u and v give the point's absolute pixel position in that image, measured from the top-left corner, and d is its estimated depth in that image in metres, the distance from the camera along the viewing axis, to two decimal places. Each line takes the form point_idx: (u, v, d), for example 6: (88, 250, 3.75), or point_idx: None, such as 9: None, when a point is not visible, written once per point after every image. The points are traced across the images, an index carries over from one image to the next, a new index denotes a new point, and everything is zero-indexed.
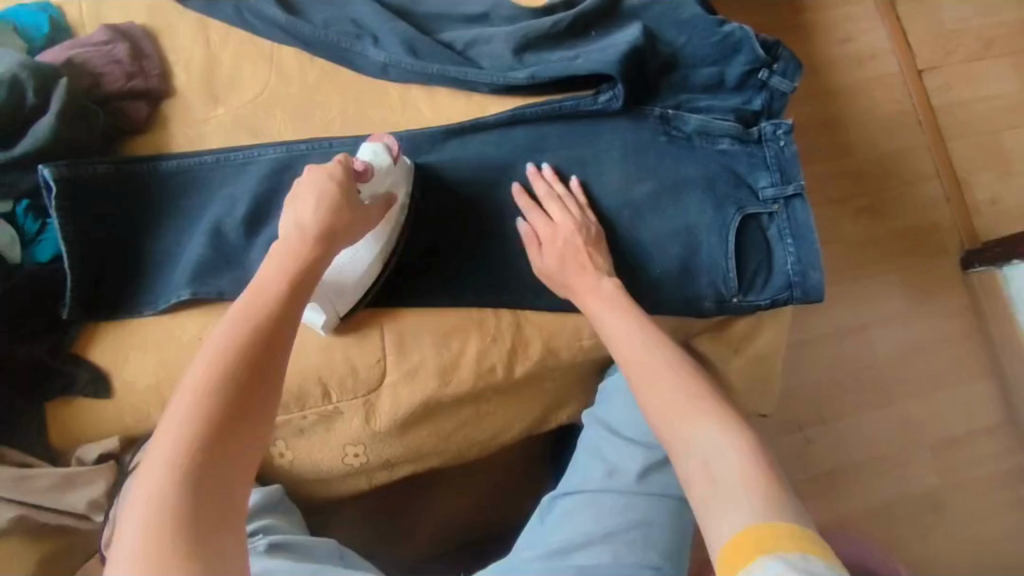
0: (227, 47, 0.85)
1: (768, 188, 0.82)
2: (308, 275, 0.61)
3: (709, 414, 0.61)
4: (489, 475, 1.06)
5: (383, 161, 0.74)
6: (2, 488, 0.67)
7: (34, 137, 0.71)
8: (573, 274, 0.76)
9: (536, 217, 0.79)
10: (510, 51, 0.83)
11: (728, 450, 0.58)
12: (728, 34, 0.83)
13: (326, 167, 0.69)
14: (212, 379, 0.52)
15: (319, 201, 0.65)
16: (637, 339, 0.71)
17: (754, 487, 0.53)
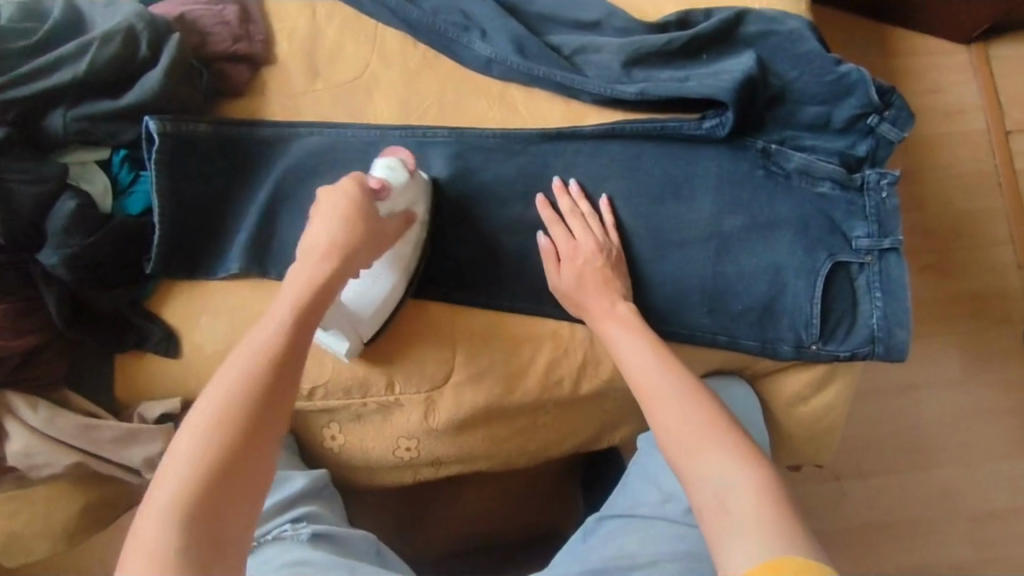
0: (331, 22, 0.85)
1: (864, 238, 0.79)
2: (321, 299, 0.61)
3: (724, 447, 0.60)
4: (517, 482, 1.05)
5: (399, 177, 0.72)
6: (68, 435, 0.68)
7: (142, 90, 0.70)
8: (589, 291, 0.74)
9: (557, 231, 0.77)
10: (620, 64, 0.81)
11: (737, 480, 0.57)
12: (843, 75, 0.80)
13: (340, 185, 0.68)
14: (222, 410, 0.52)
15: (334, 217, 0.65)
16: (648, 364, 0.68)
17: (765, 522, 0.53)
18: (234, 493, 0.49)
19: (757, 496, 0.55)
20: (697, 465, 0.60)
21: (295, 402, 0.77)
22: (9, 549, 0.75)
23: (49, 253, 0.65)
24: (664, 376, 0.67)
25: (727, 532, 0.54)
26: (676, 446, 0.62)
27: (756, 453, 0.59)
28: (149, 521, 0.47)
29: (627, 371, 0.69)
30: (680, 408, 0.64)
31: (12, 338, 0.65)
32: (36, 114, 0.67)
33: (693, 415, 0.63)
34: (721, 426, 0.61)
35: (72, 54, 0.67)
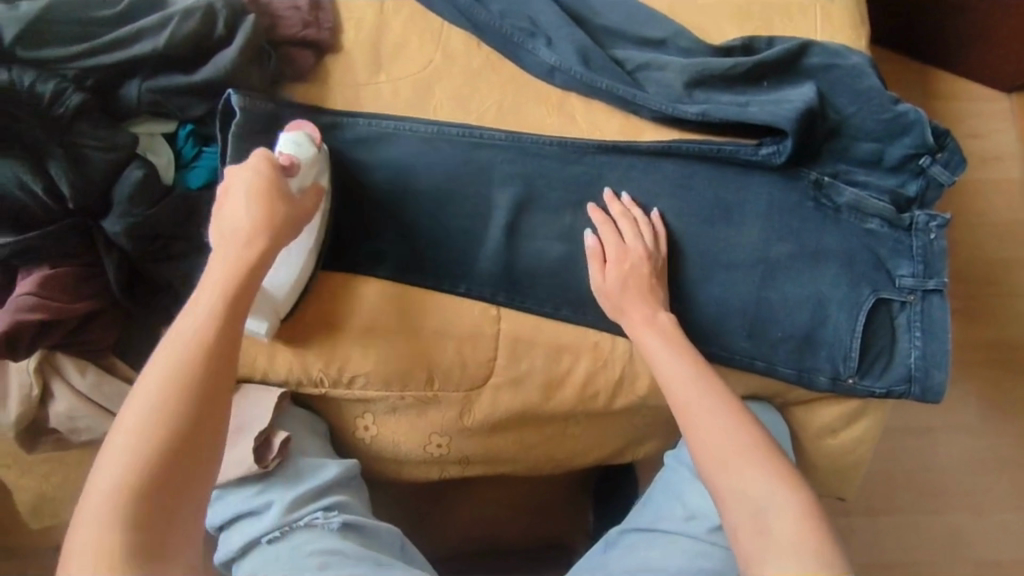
0: (398, 17, 0.85)
1: (908, 277, 0.80)
2: (248, 287, 0.59)
3: (763, 467, 0.61)
4: (530, 489, 1.05)
5: (306, 151, 0.70)
6: (113, 402, 0.69)
7: (215, 67, 0.70)
8: (632, 295, 0.74)
9: (609, 233, 0.78)
10: (682, 83, 0.82)
11: (780, 503, 0.58)
12: (901, 114, 0.81)
13: (250, 162, 0.65)
14: (155, 407, 0.53)
15: (249, 196, 0.62)
16: (686, 379, 0.68)
17: (808, 550, 0.56)
18: (172, 489, 0.51)
19: (800, 521, 0.57)
20: (738, 480, 0.61)
21: (333, 389, 0.77)
22: (40, 511, 0.81)
23: (113, 222, 0.66)
24: (704, 392, 0.66)
25: (767, 555, 0.57)
26: (715, 462, 0.63)
27: (797, 476, 0.61)
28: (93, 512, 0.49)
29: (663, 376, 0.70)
30: (721, 424, 0.64)
31: (69, 300, 0.65)
32: (112, 82, 0.68)
33: (731, 430, 0.64)
34: (761, 445, 0.62)
35: (153, 26, 0.68)
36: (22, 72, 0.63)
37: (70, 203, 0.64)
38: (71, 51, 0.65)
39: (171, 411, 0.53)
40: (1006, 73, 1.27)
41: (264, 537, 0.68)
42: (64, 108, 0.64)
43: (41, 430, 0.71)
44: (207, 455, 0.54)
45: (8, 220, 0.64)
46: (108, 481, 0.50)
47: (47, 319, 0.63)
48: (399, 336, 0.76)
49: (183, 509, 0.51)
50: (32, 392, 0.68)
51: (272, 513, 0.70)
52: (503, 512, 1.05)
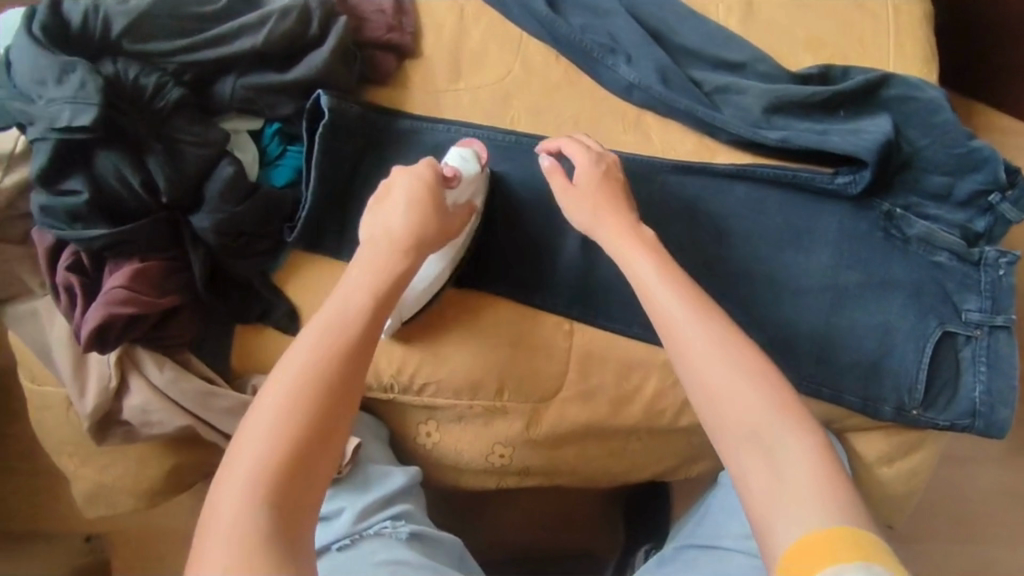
0: (478, 24, 0.85)
1: (975, 312, 0.80)
2: (391, 293, 0.60)
3: (773, 403, 0.53)
4: (565, 502, 1.05)
5: (470, 170, 0.72)
6: (186, 399, 0.68)
7: (308, 67, 0.70)
8: (608, 205, 0.70)
9: (573, 146, 0.74)
10: (761, 108, 0.82)
11: (795, 442, 0.52)
12: (974, 149, 0.81)
13: (415, 166, 0.68)
14: (297, 399, 0.51)
15: (408, 207, 0.65)
16: (678, 304, 0.60)
17: (828, 492, 0.48)
18: (306, 481, 0.49)
19: (819, 463, 0.50)
20: (746, 420, 0.53)
21: (402, 395, 0.77)
22: (96, 500, 0.80)
23: (202, 217, 0.65)
24: (699, 324, 0.58)
25: (776, 503, 0.49)
26: (718, 402, 0.54)
27: (805, 415, 0.54)
28: (228, 505, 0.46)
29: (654, 305, 0.61)
30: (721, 360, 0.56)
31: (157, 295, 0.64)
32: (208, 78, 0.68)
33: (738, 360, 0.56)
34: (776, 382, 0.55)
35: (252, 24, 0.67)
36: (127, 64, 0.63)
37: (164, 197, 0.63)
38: (173, 46, 0.65)
39: (313, 405, 0.51)
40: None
41: (332, 544, 0.67)
42: (164, 101, 0.64)
43: (111, 422, 0.71)
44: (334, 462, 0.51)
45: (101, 212, 0.62)
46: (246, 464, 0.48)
47: (137, 313, 0.63)
48: (473, 346, 0.76)
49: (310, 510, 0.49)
50: (110, 384, 0.68)
51: (342, 520, 0.69)
52: (531, 518, 1.05)
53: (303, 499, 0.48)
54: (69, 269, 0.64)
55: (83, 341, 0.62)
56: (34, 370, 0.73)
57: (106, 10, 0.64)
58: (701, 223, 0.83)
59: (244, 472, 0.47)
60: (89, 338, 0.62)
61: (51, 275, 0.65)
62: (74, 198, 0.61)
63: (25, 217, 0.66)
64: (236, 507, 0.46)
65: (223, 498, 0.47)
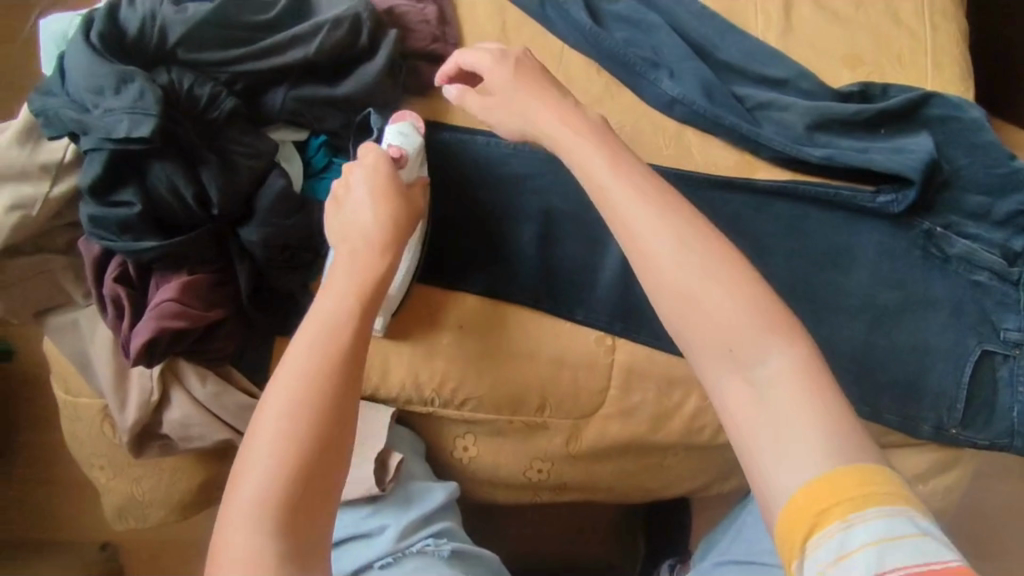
0: (521, 37, 0.85)
1: (1015, 331, 0.80)
2: (380, 287, 0.59)
3: (764, 332, 0.50)
4: (586, 514, 1.05)
5: (413, 140, 0.69)
6: (228, 413, 0.68)
7: (360, 80, 0.69)
8: (538, 98, 0.67)
9: (469, 59, 0.72)
10: (803, 125, 0.82)
11: (780, 356, 0.50)
12: (1016, 170, 0.81)
13: (363, 156, 0.64)
14: (292, 414, 0.51)
15: (375, 199, 0.62)
16: (657, 231, 0.54)
17: (821, 417, 0.47)
18: (314, 496, 0.50)
19: (805, 378, 0.49)
20: (739, 357, 0.50)
21: (443, 409, 0.76)
22: (125, 513, 0.78)
23: (251, 230, 0.65)
24: (686, 254, 0.53)
25: (764, 434, 0.48)
26: (710, 345, 0.51)
27: (795, 329, 0.51)
28: (239, 529, 0.48)
29: (631, 235, 0.56)
30: (713, 296, 0.52)
31: (205, 309, 0.63)
32: (259, 88, 0.67)
33: (728, 296, 0.52)
34: (762, 302, 0.52)
35: (306, 34, 0.67)
36: (181, 74, 0.62)
37: (215, 209, 0.62)
38: (227, 56, 0.64)
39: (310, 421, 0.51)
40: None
41: (376, 562, 0.65)
42: (218, 111, 0.63)
43: (149, 435, 0.69)
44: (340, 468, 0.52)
45: (152, 223, 0.61)
46: (253, 487, 0.49)
47: (186, 327, 0.62)
48: (516, 360, 0.75)
49: (323, 519, 0.50)
50: (151, 398, 0.66)
51: (386, 537, 0.67)
52: (551, 529, 1.04)
53: (315, 511, 0.50)
54: (116, 280, 0.63)
55: (132, 355, 0.61)
56: (69, 382, 0.71)
57: (164, 18, 0.63)
58: (741, 239, 0.83)
59: (250, 493, 0.49)
60: (138, 352, 0.60)
61: (98, 286, 0.64)
62: (126, 209, 0.60)
63: (72, 226, 0.66)
64: (248, 533, 0.48)
65: (233, 523, 0.48)
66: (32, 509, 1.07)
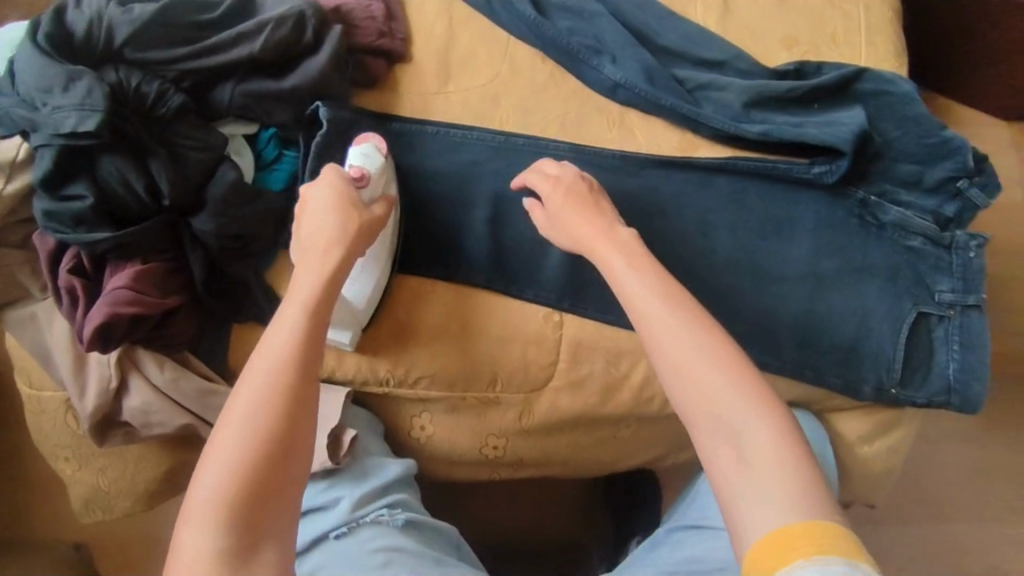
0: (467, 30, 0.87)
1: (948, 292, 0.84)
2: (331, 286, 0.61)
3: (737, 386, 0.55)
4: (551, 494, 1.07)
5: (375, 162, 0.72)
6: (187, 398, 0.70)
7: (305, 74, 0.72)
8: (580, 220, 0.71)
9: (535, 177, 0.76)
10: (741, 103, 0.85)
11: (757, 430, 0.53)
12: (946, 139, 0.84)
13: (325, 176, 0.69)
14: (248, 424, 0.53)
15: (329, 211, 0.66)
16: (638, 281, 0.63)
17: (790, 477, 0.51)
18: (265, 502, 0.51)
19: (778, 445, 0.53)
20: (722, 419, 0.55)
21: (398, 389, 0.79)
22: (92, 504, 0.81)
23: (204, 219, 0.67)
24: (685, 333, 0.58)
25: (740, 484, 0.52)
26: (698, 408, 0.55)
27: (774, 404, 0.55)
28: (190, 532, 0.49)
29: (638, 315, 0.61)
30: (705, 373, 0.56)
31: (160, 296, 0.66)
32: (206, 85, 0.70)
33: (697, 338, 0.58)
34: (734, 355, 0.57)
35: (251, 32, 0.69)
36: (128, 72, 0.64)
37: (166, 199, 0.65)
38: (174, 54, 0.67)
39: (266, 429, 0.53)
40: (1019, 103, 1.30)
41: (332, 532, 0.69)
42: (166, 109, 0.65)
43: (111, 424, 0.72)
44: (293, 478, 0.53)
45: (105, 215, 0.64)
46: (209, 486, 0.50)
47: (141, 313, 0.64)
48: (468, 338, 0.78)
49: (273, 526, 0.51)
50: (111, 385, 0.69)
51: (341, 508, 0.71)
52: (520, 512, 1.06)
53: (266, 518, 0.51)
54: (71, 271, 0.65)
55: (87, 340, 0.63)
56: (32, 374, 0.74)
57: (111, 18, 0.65)
58: (685, 217, 0.85)
59: (202, 497, 0.50)
60: (92, 338, 0.63)
61: (54, 278, 0.66)
62: (79, 203, 0.62)
63: (26, 222, 0.68)
64: (202, 532, 0.49)
65: (188, 522, 0.49)
66: (11, 506, 1.12)
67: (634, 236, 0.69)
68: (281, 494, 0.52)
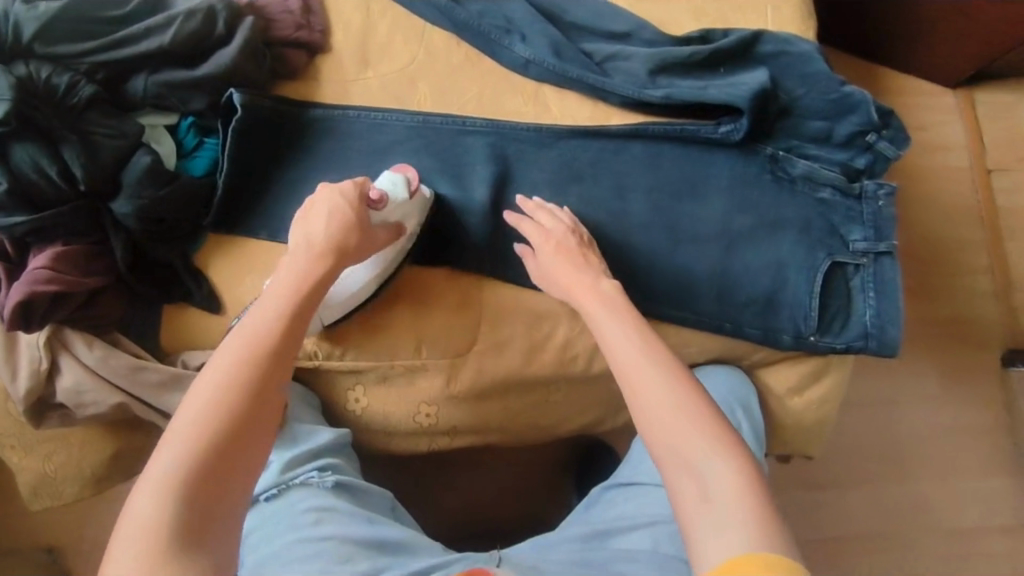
0: (384, 18, 0.90)
1: (860, 241, 0.87)
2: (312, 295, 0.66)
3: (707, 432, 0.59)
4: (506, 469, 1.06)
5: (399, 194, 0.77)
6: (117, 375, 0.72)
7: (217, 63, 0.76)
8: (568, 275, 0.76)
9: (526, 227, 0.80)
10: (646, 71, 0.88)
11: (722, 466, 0.57)
12: (847, 94, 0.87)
13: (342, 185, 0.74)
14: (211, 411, 0.56)
15: (330, 217, 0.71)
16: (621, 333, 0.69)
17: (747, 512, 0.55)
18: (218, 485, 0.53)
19: (741, 481, 0.56)
20: (688, 455, 0.59)
21: (327, 361, 0.82)
22: (41, 492, 0.83)
23: (122, 203, 0.70)
24: (659, 381, 0.63)
25: (705, 518, 0.55)
26: (669, 441, 0.60)
27: (739, 445, 0.59)
28: (141, 503, 0.51)
29: (620, 367, 0.67)
30: (678, 419, 0.60)
31: (81, 275, 0.70)
32: (121, 77, 0.74)
33: (670, 383, 0.63)
34: (700, 398, 0.62)
35: (160, 25, 0.73)
36: (38, 65, 0.69)
37: (82, 184, 0.69)
38: (83, 48, 0.71)
39: (230, 417, 0.56)
40: (952, 66, 1.34)
41: (262, 495, 0.74)
42: (77, 98, 0.69)
43: (47, 406, 0.75)
44: (248, 467, 0.56)
45: (21, 200, 0.67)
46: (167, 465, 0.52)
47: (61, 291, 0.68)
48: (391, 306, 0.82)
49: (225, 511, 0.53)
50: (41, 366, 0.72)
51: (271, 471, 0.75)
52: (479, 489, 1.06)
53: (219, 501, 0.53)
54: None
55: (9, 319, 0.67)
56: None
57: (17, 15, 0.69)
58: (603, 184, 0.87)
59: (157, 474, 0.52)
60: (13, 316, 0.67)
61: None
62: None
63: None
64: (153, 508, 0.50)
65: (139, 496, 0.51)
66: None
67: (616, 288, 0.74)
68: (235, 480, 0.55)
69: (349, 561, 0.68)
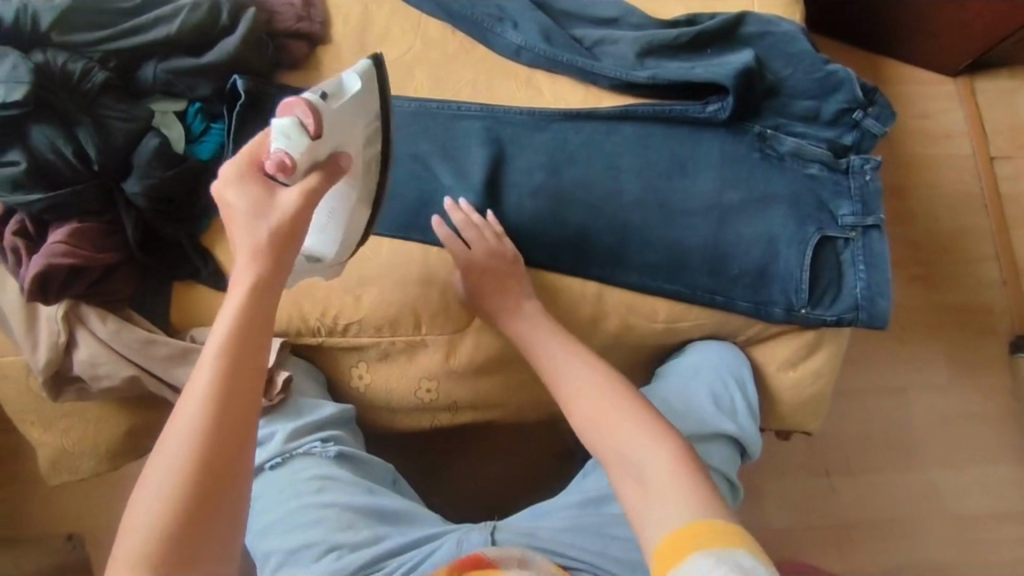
0: (382, 10, 0.94)
1: (849, 215, 0.88)
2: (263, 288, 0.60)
3: (646, 432, 0.65)
4: (511, 454, 1.08)
5: (299, 143, 0.65)
6: (130, 348, 0.76)
7: (220, 52, 0.80)
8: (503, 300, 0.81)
9: (456, 246, 0.82)
10: (633, 54, 0.91)
11: (655, 457, 0.63)
12: (831, 73, 0.89)
13: (239, 172, 0.63)
14: (184, 446, 0.54)
15: (259, 201, 0.62)
16: (574, 364, 0.75)
17: (676, 488, 0.60)
18: (204, 517, 0.53)
19: (669, 465, 0.62)
20: (627, 457, 0.65)
21: (329, 337, 0.85)
22: (60, 465, 0.87)
23: (132, 182, 0.74)
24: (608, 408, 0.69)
25: (646, 509, 0.60)
26: (615, 458, 0.65)
27: (670, 433, 0.65)
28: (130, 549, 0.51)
29: (572, 406, 0.72)
30: (618, 429, 0.67)
31: (95, 251, 0.74)
32: (132, 65, 0.78)
33: (615, 405, 0.69)
34: (643, 408, 0.68)
35: (167, 15, 0.78)
36: (55, 54, 0.74)
37: (95, 164, 0.73)
38: (96, 37, 0.76)
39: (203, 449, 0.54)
40: (949, 57, 1.35)
41: (266, 463, 0.77)
42: (91, 83, 0.74)
43: (64, 379, 0.78)
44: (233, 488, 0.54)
45: (37, 178, 0.72)
46: (149, 510, 0.52)
47: (76, 264, 0.72)
48: (389, 282, 0.84)
49: (218, 534, 0.53)
50: (59, 339, 0.76)
51: (274, 441, 0.78)
52: (485, 473, 1.08)
53: (209, 528, 0.53)
54: (17, 233, 0.74)
55: (28, 290, 0.72)
56: None
57: (34, 7, 0.75)
58: (594, 163, 0.89)
59: (143, 519, 0.52)
60: (32, 287, 0.71)
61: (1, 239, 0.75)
62: (13, 168, 0.71)
63: None
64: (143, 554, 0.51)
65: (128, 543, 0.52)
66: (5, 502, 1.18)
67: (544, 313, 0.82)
68: (221, 504, 0.54)
69: (350, 529, 0.71)
